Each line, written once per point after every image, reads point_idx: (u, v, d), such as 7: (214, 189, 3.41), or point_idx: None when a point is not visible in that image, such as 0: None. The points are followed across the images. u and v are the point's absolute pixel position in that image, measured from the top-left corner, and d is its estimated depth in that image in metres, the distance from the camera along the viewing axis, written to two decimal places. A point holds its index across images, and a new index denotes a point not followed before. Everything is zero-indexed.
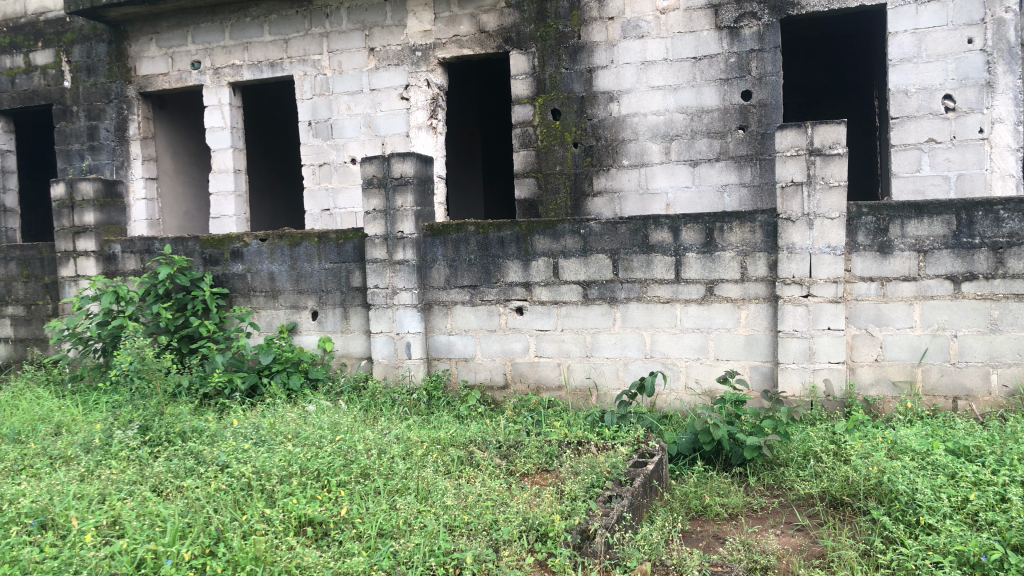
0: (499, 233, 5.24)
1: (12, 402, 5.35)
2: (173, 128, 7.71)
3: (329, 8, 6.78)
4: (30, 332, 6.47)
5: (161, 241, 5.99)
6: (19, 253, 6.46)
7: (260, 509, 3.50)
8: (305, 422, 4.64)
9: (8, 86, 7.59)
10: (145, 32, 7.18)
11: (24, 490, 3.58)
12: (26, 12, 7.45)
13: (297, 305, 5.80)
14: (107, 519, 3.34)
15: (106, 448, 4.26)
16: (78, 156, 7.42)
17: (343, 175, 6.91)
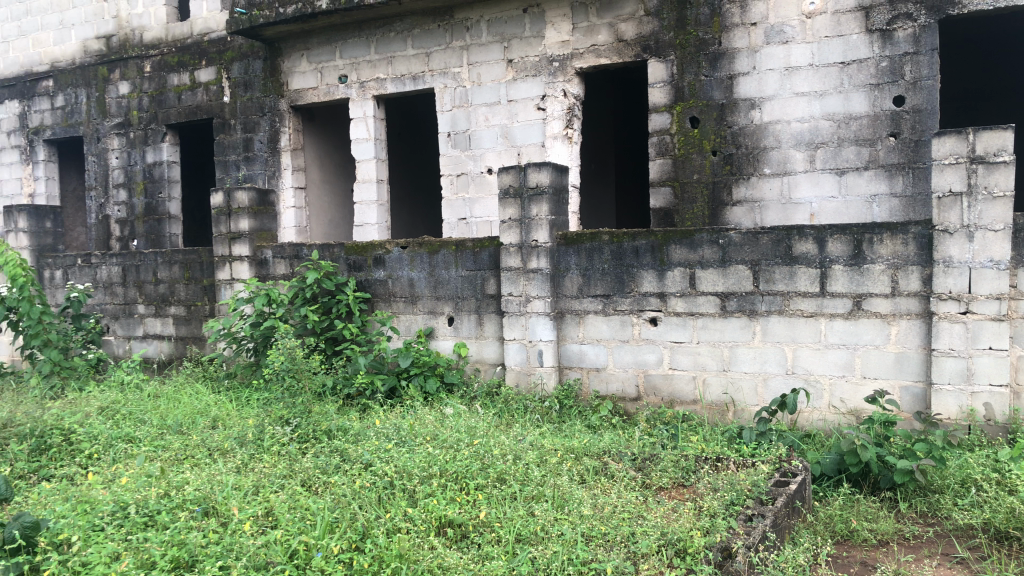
0: (634, 242, 5.19)
1: (175, 395, 5.73)
2: (321, 140, 8.06)
3: (470, 21, 6.94)
4: (189, 331, 6.90)
5: (310, 247, 6.29)
6: (182, 257, 6.88)
7: (404, 508, 3.60)
8: (443, 425, 4.74)
9: (175, 101, 8.16)
10: (297, 49, 7.54)
11: (188, 478, 3.82)
12: (192, 33, 8.09)
13: (434, 311, 5.94)
14: (263, 509, 3.51)
15: (258, 442, 4.50)
16: (235, 166, 7.91)
17: (480, 185, 7.05)
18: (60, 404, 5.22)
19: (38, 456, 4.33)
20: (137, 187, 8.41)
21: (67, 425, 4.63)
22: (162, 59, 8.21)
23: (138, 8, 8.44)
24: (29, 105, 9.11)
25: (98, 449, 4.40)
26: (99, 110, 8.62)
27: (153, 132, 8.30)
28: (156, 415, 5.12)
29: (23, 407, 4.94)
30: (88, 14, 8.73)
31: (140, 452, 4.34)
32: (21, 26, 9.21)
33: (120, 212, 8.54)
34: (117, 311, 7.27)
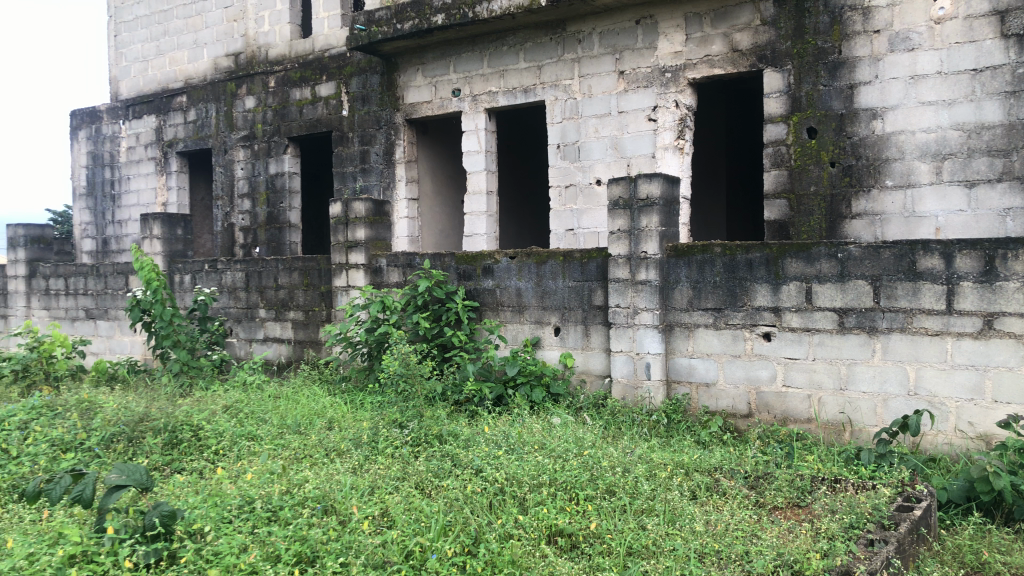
0: (747, 255, 5.09)
1: (294, 396, 5.97)
2: (433, 152, 8.24)
3: (582, 34, 6.97)
4: (307, 335, 7.16)
5: (422, 256, 6.45)
6: (300, 264, 7.16)
7: (515, 514, 3.65)
8: (550, 434, 4.76)
9: (296, 115, 8.52)
10: (413, 64, 7.75)
11: (308, 476, 3.97)
12: (314, 49, 8.47)
13: (541, 321, 5.98)
14: (378, 509, 3.62)
15: (373, 445, 4.65)
16: (351, 178, 8.20)
17: (589, 197, 7.06)
18: (189, 401, 5.51)
19: (171, 450, 4.57)
20: (261, 197, 8.82)
21: (197, 421, 4.87)
22: (285, 74, 8.59)
23: (264, 27, 8.89)
24: (164, 120, 9.69)
25: (224, 445, 4.62)
26: (227, 124, 9.09)
27: (276, 145, 8.69)
28: (277, 415, 5.34)
29: (157, 403, 5.24)
30: (220, 33, 9.24)
31: (263, 450, 4.54)
32: (158, 46, 9.83)
33: (244, 220, 8.97)
34: (239, 314, 7.59)
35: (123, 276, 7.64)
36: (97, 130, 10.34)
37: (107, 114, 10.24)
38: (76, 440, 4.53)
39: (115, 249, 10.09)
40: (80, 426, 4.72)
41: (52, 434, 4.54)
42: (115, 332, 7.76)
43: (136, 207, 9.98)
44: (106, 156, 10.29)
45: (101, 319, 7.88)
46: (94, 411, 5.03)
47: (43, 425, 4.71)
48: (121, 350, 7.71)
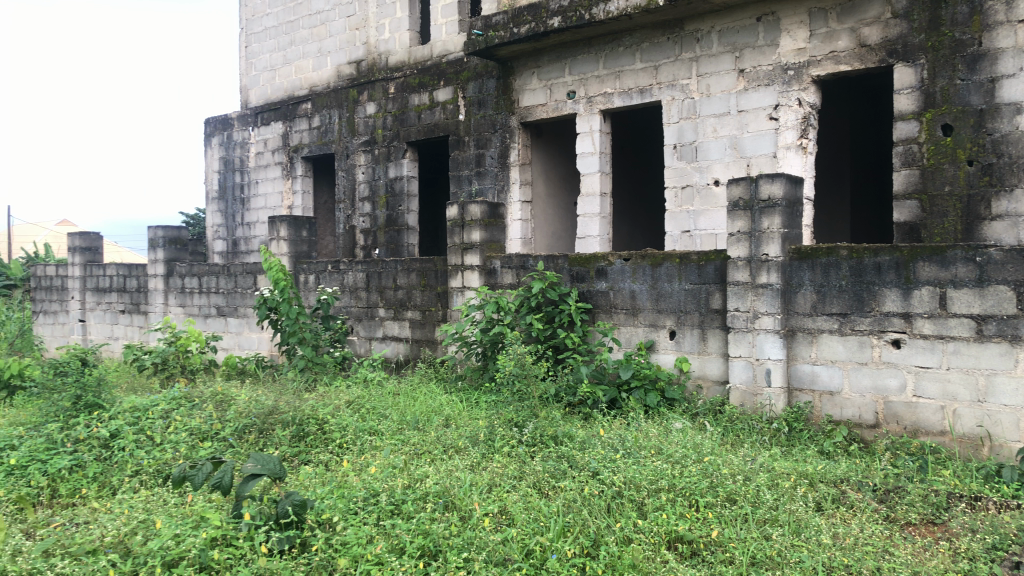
0: (876, 258, 4.88)
1: (412, 393, 6.12)
2: (548, 154, 8.27)
3: (701, 33, 6.85)
4: (423, 334, 7.32)
5: (536, 258, 6.49)
6: (418, 265, 7.33)
7: (634, 518, 3.62)
8: (667, 439, 4.69)
9: (415, 120, 8.72)
10: (528, 67, 7.81)
11: (428, 472, 4.06)
12: (432, 55, 8.66)
13: (656, 324, 5.90)
14: (498, 506, 3.66)
15: (490, 443, 4.71)
16: (467, 181, 8.34)
17: (706, 198, 6.93)
18: (314, 396, 5.74)
19: (298, 442, 4.76)
20: (380, 200, 9.08)
21: (322, 415, 5.05)
22: (404, 80, 8.82)
23: (384, 34, 9.15)
24: (290, 126, 10.11)
25: (348, 439, 4.78)
26: (348, 129, 9.40)
27: (395, 149, 8.93)
28: (396, 411, 5.48)
29: (285, 396, 5.48)
30: (342, 42, 9.58)
31: (384, 445, 4.67)
32: (285, 55, 10.27)
33: (364, 223, 9.26)
34: (360, 313, 7.83)
35: (252, 275, 8.03)
36: (229, 137, 10.90)
37: (238, 122, 10.77)
38: (212, 430, 4.78)
39: (244, 250, 10.60)
40: (216, 417, 4.99)
41: (192, 423, 4.81)
42: (244, 328, 8.15)
43: (264, 210, 10.45)
44: (237, 162, 10.83)
45: (231, 316, 8.29)
46: (228, 402, 5.30)
47: (184, 415, 5.00)
48: (249, 345, 8.09)
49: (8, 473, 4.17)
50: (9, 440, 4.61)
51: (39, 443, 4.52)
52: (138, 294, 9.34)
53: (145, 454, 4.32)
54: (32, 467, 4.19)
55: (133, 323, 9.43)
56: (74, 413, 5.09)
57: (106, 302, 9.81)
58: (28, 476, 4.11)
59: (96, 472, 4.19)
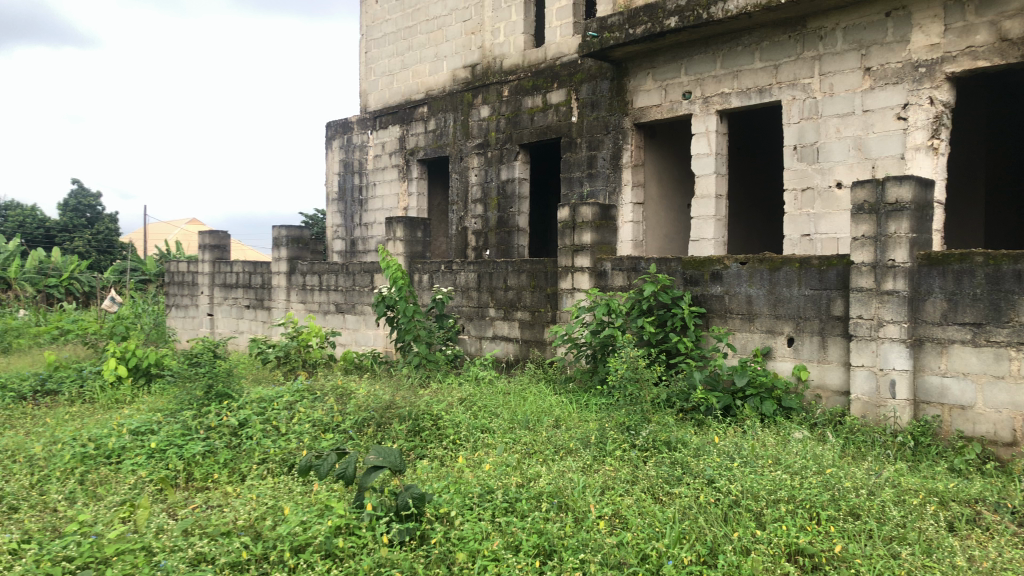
0: (1015, 266, 4.60)
1: (523, 393, 6.17)
2: (662, 156, 8.18)
3: (824, 30, 6.63)
4: (533, 335, 7.36)
5: (648, 260, 6.42)
6: (529, 266, 7.38)
7: (752, 528, 3.53)
8: (785, 449, 4.55)
9: (528, 122, 8.79)
10: (643, 67, 7.74)
11: (542, 472, 4.09)
12: (546, 57, 8.71)
13: (773, 330, 5.73)
14: (612, 509, 3.65)
15: (602, 446, 4.70)
16: (578, 183, 8.34)
17: (827, 200, 6.70)
18: (428, 393, 5.88)
19: (414, 436, 4.87)
20: (492, 202, 9.20)
21: (436, 411, 5.15)
22: (518, 83, 8.89)
23: (499, 38, 9.25)
24: (407, 130, 10.37)
25: (461, 435, 4.87)
26: (462, 132, 9.56)
27: (507, 151, 9.02)
28: (508, 410, 5.54)
29: (402, 392, 5.64)
30: (458, 46, 9.74)
31: (497, 443, 4.73)
32: (403, 60, 10.53)
33: (476, 224, 9.39)
34: (471, 313, 7.94)
35: (370, 274, 8.28)
36: (349, 140, 11.28)
37: (357, 125, 11.13)
38: (334, 422, 4.96)
39: (361, 250, 10.94)
40: (337, 409, 5.17)
41: (315, 415, 5.01)
42: (361, 325, 8.41)
43: (381, 210, 10.76)
44: (355, 164, 11.19)
45: (349, 313, 8.57)
46: (348, 396, 5.49)
47: (307, 406, 5.21)
48: (365, 342, 8.35)
49: (149, 455, 4.45)
50: (149, 425, 4.92)
51: (175, 428, 4.81)
52: (262, 291, 9.78)
53: (272, 443, 4.52)
54: (170, 450, 4.45)
55: (258, 318, 9.88)
56: (206, 402, 5.38)
57: (232, 297, 10.31)
58: (166, 459, 4.37)
59: (226, 458, 4.41)
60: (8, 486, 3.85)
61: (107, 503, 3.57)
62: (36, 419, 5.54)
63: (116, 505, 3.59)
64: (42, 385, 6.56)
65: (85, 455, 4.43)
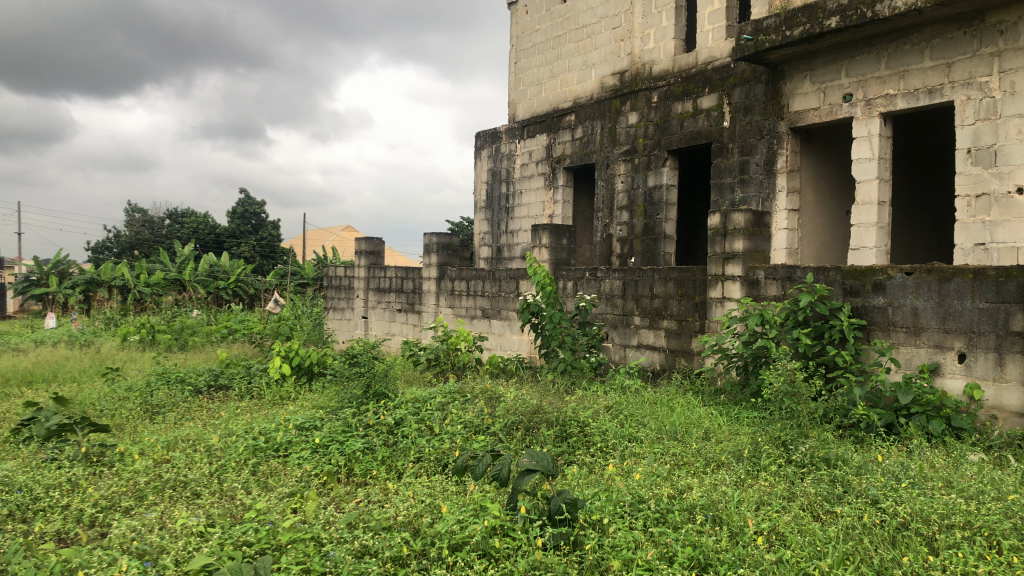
0: None
1: (671, 403, 6.08)
2: (818, 161, 7.86)
3: (1005, 24, 6.13)
4: (680, 344, 7.21)
5: (804, 269, 6.17)
6: (676, 274, 7.26)
7: (923, 554, 3.30)
8: (959, 473, 4.24)
9: (677, 128, 8.66)
10: (800, 70, 7.47)
11: (693, 484, 4.02)
12: (698, 62, 8.58)
13: (942, 345, 5.37)
14: (770, 525, 3.53)
15: (755, 460, 4.56)
16: (729, 189, 8.13)
17: (1006, 207, 6.21)
18: (574, 399, 5.90)
19: (562, 442, 4.89)
20: (638, 209, 9.12)
21: (583, 419, 5.16)
22: (668, 89, 8.78)
23: (649, 44, 9.18)
24: (554, 138, 10.46)
25: (609, 444, 4.85)
26: (610, 139, 9.54)
27: (656, 158, 8.93)
28: (655, 420, 5.48)
29: (549, 398, 5.69)
30: (607, 53, 9.75)
31: (645, 452, 4.69)
32: (552, 70, 10.65)
33: (622, 231, 9.33)
34: (616, 321, 7.86)
35: (516, 280, 8.41)
36: (497, 149, 11.52)
37: (506, 134, 11.34)
38: (484, 424, 5.06)
39: (507, 256, 11.14)
40: (487, 412, 5.28)
41: (466, 417, 5.14)
42: (506, 331, 8.55)
43: (527, 218, 10.90)
44: (503, 173, 11.41)
45: (495, 319, 8.73)
46: (497, 400, 5.60)
47: (458, 408, 5.35)
48: (510, 347, 8.48)
49: (313, 449, 4.69)
50: (313, 421, 5.20)
51: (337, 425, 5.06)
52: (413, 295, 10.13)
53: (426, 442, 4.68)
54: (332, 446, 4.68)
55: (408, 321, 10.25)
56: (364, 400, 5.63)
57: (385, 301, 10.73)
58: (329, 454, 4.60)
59: (384, 455, 4.59)
60: (190, 473, 4.16)
61: (279, 492, 3.80)
62: (212, 412, 5.97)
63: (286, 496, 3.81)
64: (216, 380, 7.07)
65: (256, 447, 4.73)
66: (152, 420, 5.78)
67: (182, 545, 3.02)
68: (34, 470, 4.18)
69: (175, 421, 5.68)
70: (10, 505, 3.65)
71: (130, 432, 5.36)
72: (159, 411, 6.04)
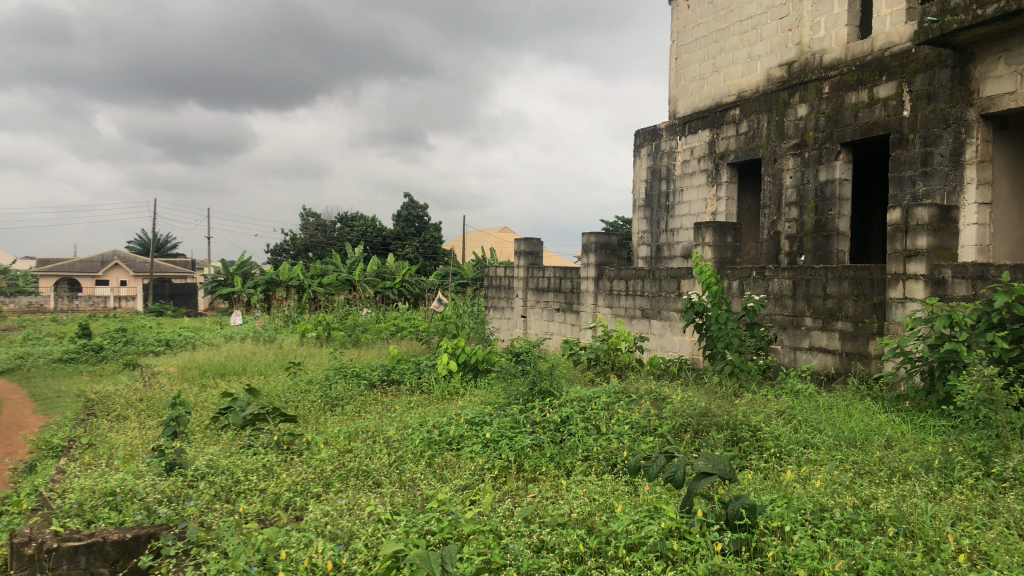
0: None
1: (848, 409, 5.77)
2: (1014, 150, 7.20)
3: None
4: (856, 347, 6.83)
5: (999, 267, 5.69)
6: (852, 273, 6.87)
7: None
8: None
9: (851, 119, 8.23)
10: (995, 52, 6.84)
11: (879, 495, 3.79)
12: (874, 48, 8.09)
13: None
14: (972, 542, 3.25)
15: (947, 472, 4.24)
16: (910, 182, 7.64)
17: None
18: (744, 403, 5.73)
19: (732, 446, 4.75)
20: (809, 205, 8.72)
21: (755, 423, 4.99)
22: (841, 79, 8.36)
23: (820, 33, 8.76)
24: (717, 133, 10.21)
25: (783, 450, 4.67)
26: (777, 133, 9.20)
27: (827, 151, 8.52)
28: (832, 426, 5.22)
29: (718, 401, 5.55)
30: (774, 44, 9.40)
31: (823, 459, 4.48)
32: (715, 63, 10.40)
33: (791, 228, 8.98)
34: (785, 322, 7.54)
35: (677, 280, 8.26)
36: (657, 146, 11.38)
37: (667, 131, 11.18)
38: (651, 426, 5.00)
39: (668, 255, 10.99)
40: (654, 413, 5.21)
41: (633, 417, 5.10)
42: (667, 331, 8.41)
43: (689, 216, 10.69)
44: (663, 170, 11.26)
45: (655, 319, 8.61)
46: (664, 401, 5.51)
47: (624, 408, 5.32)
48: (671, 348, 8.34)
49: (484, 444, 4.82)
50: (483, 416, 5.33)
51: (506, 421, 5.16)
52: (572, 295, 10.17)
53: (593, 441, 4.68)
54: (502, 441, 4.77)
55: (567, 321, 10.30)
56: (531, 397, 5.72)
57: (543, 300, 10.84)
58: (499, 449, 4.70)
59: (552, 452, 4.64)
60: (372, 463, 4.37)
61: (456, 485, 3.93)
62: (386, 405, 6.25)
63: (462, 489, 3.93)
64: (388, 375, 7.40)
65: (431, 440, 4.90)
66: (332, 412, 6.12)
67: (372, 531, 3.20)
68: (234, 455, 4.54)
69: (353, 413, 5.99)
70: (216, 486, 3.97)
71: (313, 422, 5.70)
72: (338, 403, 6.40)
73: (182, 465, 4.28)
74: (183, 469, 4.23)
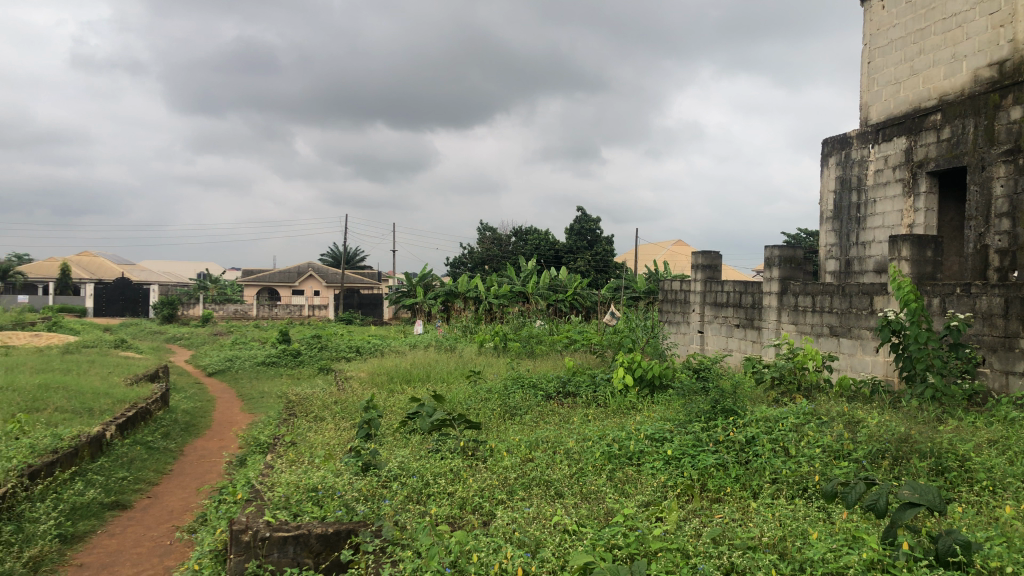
0: None
1: None
2: None
3: None
4: None
5: None
6: None
7: None
8: None
9: None
10: None
11: None
12: None
13: None
14: None
15: None
16: None
17: None
18: (949, 430, 5.29)
19: (937, 477, 4.39)
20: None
21: (963, 452, 4.59)
22: None
23: None
24: (915, 140, 9.57)
25: (997, 483, 4.26)
26: (986, 138, 8.46)
27: None
28: None
29: (919, 427, 5.15)
30: (983, 42, 8.68)
31: None
32: (912, 66, 9.79)
33: (1001, 241, 8.20)
34: (995, 343, 6.88)
35: (869, 296, 7.78)
36: (847, 155, 10.81)
37: (857, 139, 10.61)
38: (845, 450, 4.73)
39: (858, 270, 10.39)
40: (847, 437, 4.91)
41: (824, 440, 4.85)
42: (858, 350, 7.94)
43: (882, 228, 10.05)
44: (854, 180, 10.67)
45: (845, 337, 8.15)
46: (858, 424, 5.19)
47: (814, 430, 5.06)
48: (863, 368, 7.86)
49: (665, 461, 4.74)
50: (664, 432, 5.25)
51: (687, 438, 5.06)
52: (753, 310, 9.82)
53: (782, 463, 4.50)
54: (684, 459, 4.69)
55: (747, 337, 9.96)
56: (713, 416, 5.57)
57: (722, 315, 10.54)
58: (682, 467, 4.61)
59: (737, 473, 4.50)
60: (553, 473, 4.42)
61: (639, 501, 3.89)
62: (564, 416, 6.30)
63: (645, 505, 3.89)
64: (564, 387, 7.46)
65: (611, 453, 4.89)
66: (512, 421, 6.25)
67: (559, 541, 3.24)
68: (423, 458, 4.74)
69: (532, 423, 6.09)
70: (408, 487, 4.16)
71: (495, 430, 5.83)
72: (517, 413, 6.52)
73: (376, 466, 4.51)
74: (377, 469, 4.46)
